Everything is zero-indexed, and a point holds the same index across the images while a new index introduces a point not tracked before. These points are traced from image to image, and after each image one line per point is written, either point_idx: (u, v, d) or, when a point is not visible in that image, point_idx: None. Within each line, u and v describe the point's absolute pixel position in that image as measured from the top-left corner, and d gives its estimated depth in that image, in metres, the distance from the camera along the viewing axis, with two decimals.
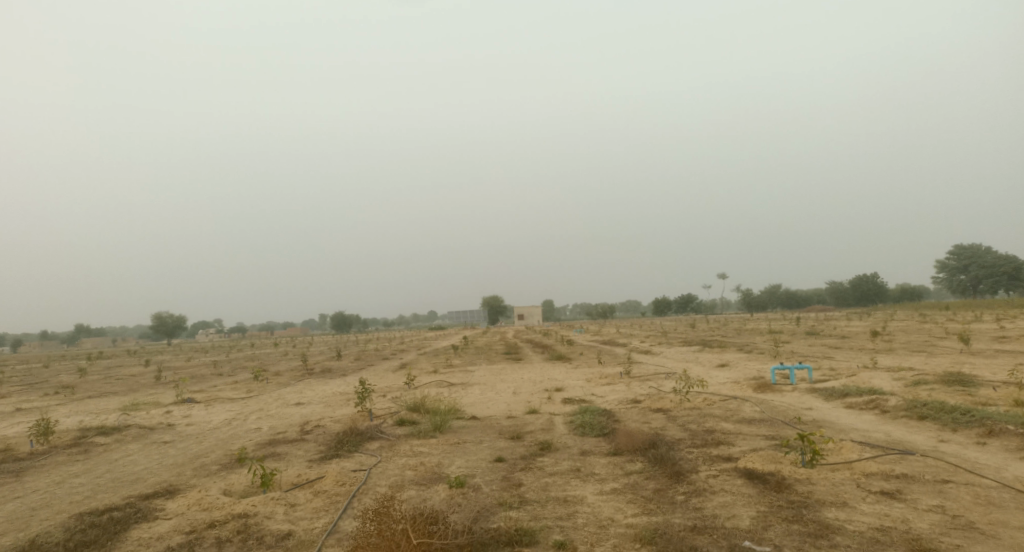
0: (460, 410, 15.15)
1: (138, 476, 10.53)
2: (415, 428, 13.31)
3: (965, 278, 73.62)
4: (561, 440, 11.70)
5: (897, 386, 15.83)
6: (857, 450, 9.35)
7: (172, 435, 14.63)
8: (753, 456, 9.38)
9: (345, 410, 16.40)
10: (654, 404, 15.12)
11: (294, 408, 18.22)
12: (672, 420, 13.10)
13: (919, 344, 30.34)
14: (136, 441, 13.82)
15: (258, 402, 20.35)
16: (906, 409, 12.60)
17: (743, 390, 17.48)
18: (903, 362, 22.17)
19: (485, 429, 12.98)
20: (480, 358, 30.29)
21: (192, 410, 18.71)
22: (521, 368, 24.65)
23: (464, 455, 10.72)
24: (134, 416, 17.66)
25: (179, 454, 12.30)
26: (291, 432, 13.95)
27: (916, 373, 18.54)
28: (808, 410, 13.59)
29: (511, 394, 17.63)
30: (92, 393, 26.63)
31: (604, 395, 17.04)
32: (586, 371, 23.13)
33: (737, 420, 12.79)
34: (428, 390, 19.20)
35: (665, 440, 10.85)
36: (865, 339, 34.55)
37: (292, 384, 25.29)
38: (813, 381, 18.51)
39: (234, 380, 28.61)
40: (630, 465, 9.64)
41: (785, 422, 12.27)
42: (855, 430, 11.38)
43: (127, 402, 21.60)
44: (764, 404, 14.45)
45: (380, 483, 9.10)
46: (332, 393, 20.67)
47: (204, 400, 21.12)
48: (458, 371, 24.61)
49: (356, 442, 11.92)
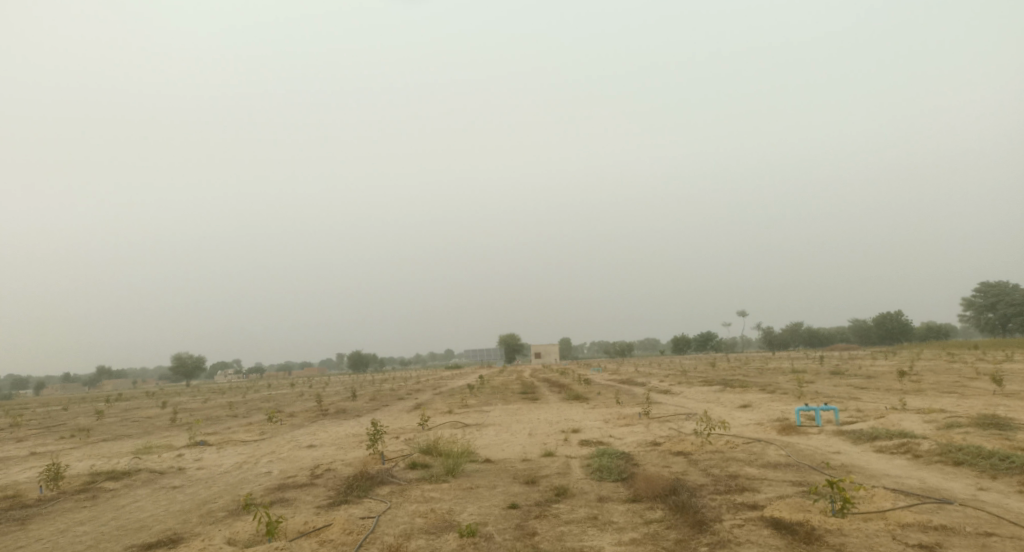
0: (475, 452, 14.76)
1: (143, 523, 10.28)
2: (428, 471, 12.94)
3: (993, 316, 71.82)
4: (578, 484, 11.28)
5: (930, 429, 15.18)
6: (891, 498, 8.86)
7: (182, 479, 14.41)
8: (779, 503, 8.92)
9: (358, 453, 16.08)
10: (675, 446, 14.62)
11: (307, 450, 17.92)
12: (694, 464, 12.61)
13: (950, 384, 29.37)
14: (145, 485, 13.61)
15: (271, 444, 20.11)
16: (940, 454, 12.02)
17: (767, 432, 16.89)
18: (934, 404, 21.36)
19: (499, 473, 12.58)
20: (496, 397, 29.87)
21: (204, 453, 18.50)
22: (538, 409, 24.19)
23: (477, 501, 10.34)
24: (146, 460, 17.47)
25: (187, 499, 12.04)
26: (301, 476, 13.65)
27: (949, 415, 17.80)
28: (836, 455, 13.03)
29: (527, 436, 17.21)
30: (107, 436, 26.51)
31: (622, 437, 16.55)
32: (604, 411, 22.61)
33: (762, 464, 12.29)
34: (443, 432, 18.82)
35: (687, 486, 10.39)
36: (892, 379, 33.53)
37: (306, 426, 25.01)
38: (839, 423, 17.86)
39: (249, 422, 28.44)
40: (650, 512, 9.21)
41: (812, 467, 11.75)
42: (887, 476, 10.84)
43: (141, 445, 21.47)
44: (790, 448, 13.90)
45: (388, 532, 8.74)
46: (346, 435, 20.36)
47: (217, 442, 20.92)
48: (473, 412, 24.19)
49: (366, 487, 11.58)
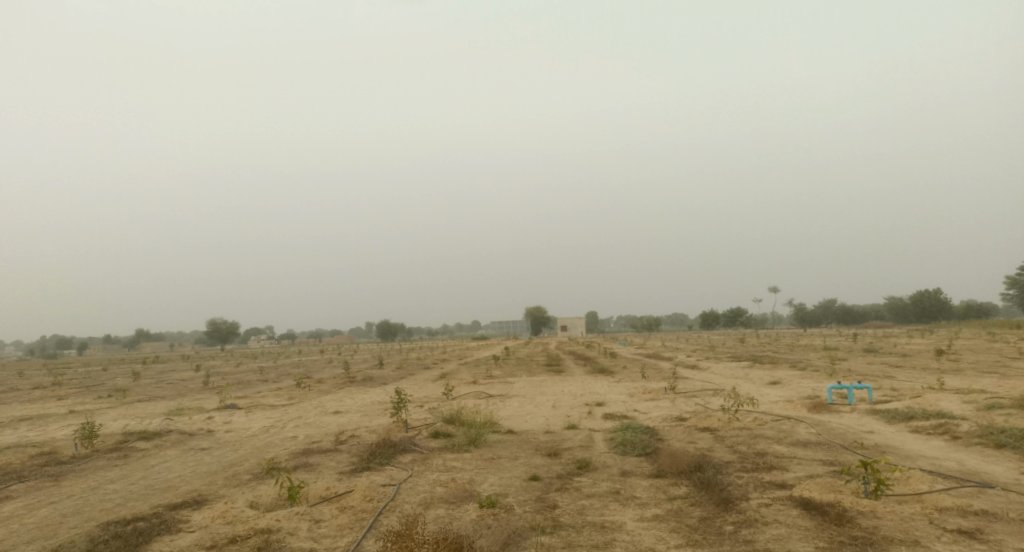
0: (498, 423, 14.71)
1: (170, 484, 10.44)
2: (450, 441, 12.93)
3: None
4: (601, 458, 11.12)
5: (969, 411, 14.66)
6: (928, 481, 8.50)
7: (210, 441, 14.66)
8: (809, 483, 8.64)
9: (382, 420, 16.16)
10: (701, 422, 14.37)
11: (332, 416, 18.10)
12: (720, 440, 12.35)
13: (990, 365, 28.46)
14: (175, 446, 13.88)
15: (298, 409, 20.40)
16: (980, 436, 11.58)
17: (797, 410, 16.51)
18: (974, 384, 20.70)
19: (521, 445, 12.49)
20: (521, 368, 29.84)
21: (232, 416, 18.85)
22: (563, 381, 24.07)
23: (499, 472, 10.24)
24: (177, 422, 17.83)
25: (214, 462, 12.22)
26: (325, 442, 13.76)
27: (989, 396, 17.19)
28: (869, 435, 12.65)
29: (551, 408, 17.10)
30: (142, 397, 27.21)
31: (647, 411, 16.34)
32: (629, 385, 22.39)
33: (791, 443, 11.97)
34: (466, 401, 18.82)
35: (712, 462, 10.15)
36: (927, 359, 32.67)
37: (333, 392, 25.32)
38: (873, 402, 17.37)
39: (278, 387, 28.92)
40: (674, 488, 9.01)
41: (845, 447, 11.41)
42: (923, 458, 10.46)
43: (173, 406, 21.97)
44: (821, 426, 13.55)
45: (408, 500, 8.71)
46: (371, 402, 20.51)
47: (247, 406, 21.30)
48: (498, 382, 24.20)
49: (388, 454, 11.61)
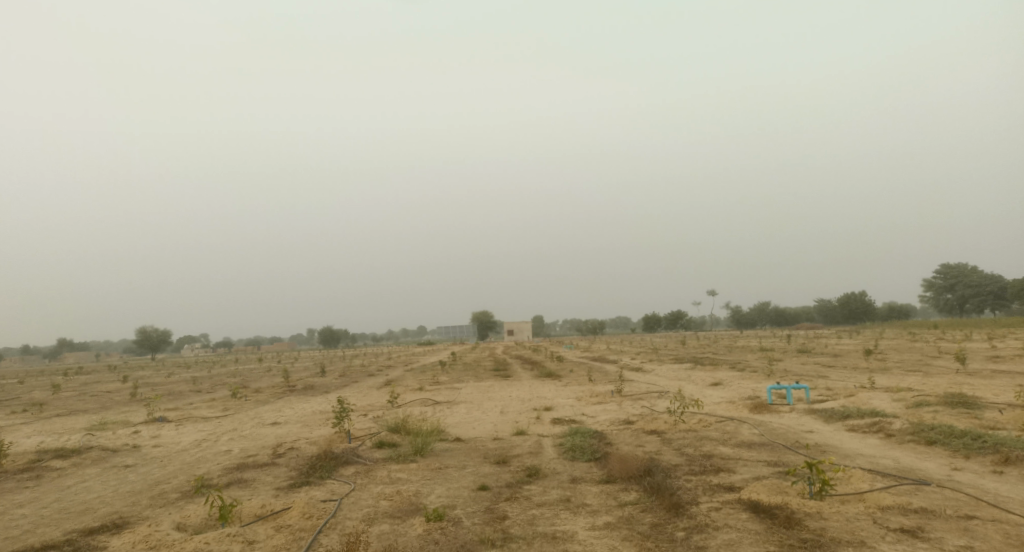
0: (444, 431, 14.36)
1: (88, 506, 9.67)
2: (395, 451, 12.51)
3: (952, 298, 73.95)
4: (550, 465, 10.95)
5: (900, 408, 15.22)
6: (869, 480, 8.67)
7: (135, 458, 13.75)
8: (756, 485, 8.68)
9: (323, 431, 15.55)
10: (648, 425, 14.40)
11: (270, 428, 17.34)
12: (668, 443, 12.39)
13: (913, 363, 29.89)
14: (96, 464, 12.95)
15: (233, 421, 19.48)
16: (913, 433, 11.98)
17: (739, 410, 16.80)
18: (902, 382, 21.60)
19: (469, 453, 12.19)
20: (468, 374, 29.49)
21: (161, 430, 17.81)
22: (509, 386, 23.86)
23: (446, 482, 9.92)
24: (99, 437, 16.71)
25: (139, 480, 11.43)
26: (262, 456, 13.09)
27: (916, 393, 17.93)
28: (809, 434, 12.93)
29: (498, 414, 16.85)
30: (61, 412, 25.44)
31: (595, 415, 16.31)
32: (576, 389, 22.37)
33: (737, 444, 12.10)
34: (412, 409, 18.36)
35: (661, 466, 10.11)
36: (857, 358, 34.08)
37: (271, 402, 24.34)
38: (811, 401, 17.85)
39: (212, 397, 27.66)
40: (624, 494, 8.90)
41: (787, 447, 11.60)
42: (862, 456, 10.71)
43: (96, 421, 20.64)
44: (764, 427, 13.78)
45: (350, 516, 8.29)
46: (311, 412, 19.76)
47: (177, 419, 20.20)
48: (444, 389, 23.79)
49: (330, 467, 11.11)
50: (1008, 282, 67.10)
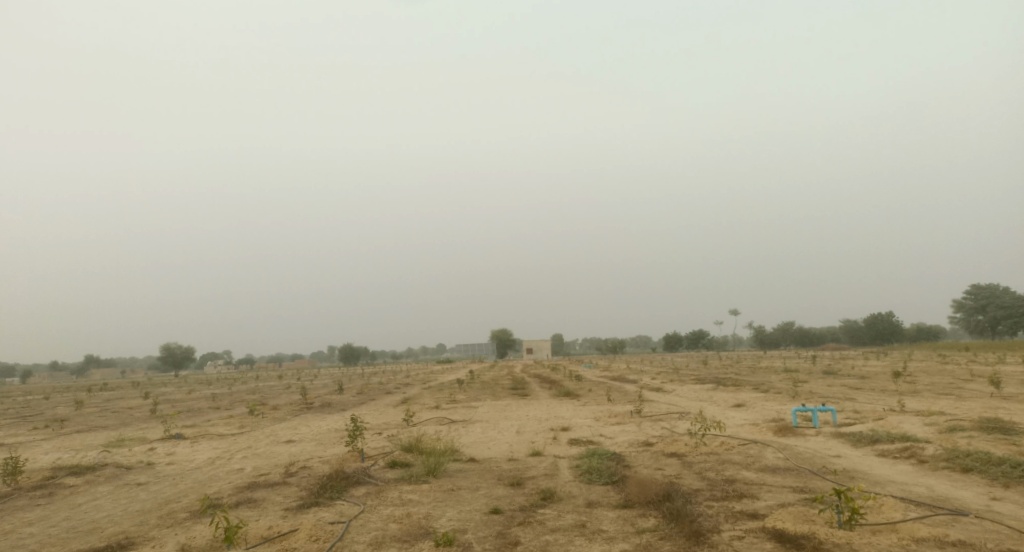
0: (459, 451, 14.09)
1: (96, 525, 9.52)
2: (408, 471, 12.26)
3: (982, 319, 72.03)
4: (565, 487, 10.62)
5: (932, 433, 14.61)
6: (901, 509, 8.22)
7: (148, 475, 13.66)
8: (781, 513, 8.28)
9: (337, 450, 15.37)
10: (668, 447, 14.00)
11: (285, 446, 17.19)
12: (688, 466, 11.99)
13: (945, 386, 28.98)
14: (108, 482, 12.87)
15: (248, 438, 19.41)
16: (946, 460, 11.45)
17: (763, 433, 16.30)
18: (933, 406, 20.85)
19: (483, 474, 11.88)
20: (486, 393, 29.20)
21: (176, 447, 17.76)
22: (527, 406, 23.51)
23: (458, 505, 9.63)
24: (116, 454, 16.69)
25: (149, 498, 11.30)
26: (274, 475, 12.92)
27: (949, 418, 17.24)
28: (836, 459, 12.44)
29: (514, 434, 16.54)
30: (82, 428, 25.60)
31: (613, 436, 15.92)
32: (595, 409, 21.96)
33: (760, 468, 11.66)
34: (427, 428, 18.10)
35: (681, 491, 9.74)
36: (885, 380, 33.15)
37: (288, 420, 24.26)
38: (838, 425, 17.25)
39: (230, 414, 27.67)
40: (642, 520, 8.56)
41: (814, 472, 11.13)
42: (893, 484, 10.23)
43: (114, 437, 20.68)
44: (788, 450, 13.31)
45: (358, 540, 8.04)
46: (327, 430, 19.60)
47: (193, 436, 20.16)
48: (460, 407, 23.53)
49: (341, 487, 10.90)
50: None
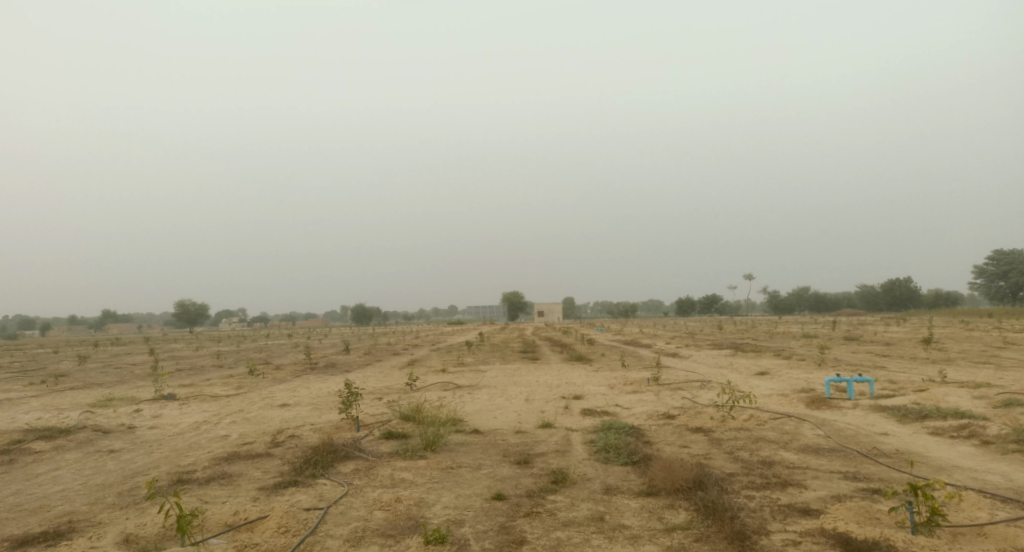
0: (461, 421, 12.82)
1: (43, 503, 8.35)
2: (403, 444, 11.01)
3: (1004, 285, 69.65)
4: (580, 468, 9.34)
5: (986, 408, 13.14)
6: (988, 508, 6.85)
7: (124, 441, 12.53)
8: (840, 510, 6.95)
9: (331, 417, 14.18)
10: (692, 421, 12.64)
11: (278, 411, 16.00)
12: (718, 445, 10.65)
13: (977, 355, 27.38)
14: (78, 449, 11.73)
15: (241, 401, 18.27)
16: (1017, 442, 10.02)
17: (793, 405, 14.89)
18: (975, 377, 19.21)
19: (486, 450, 10.59)
20: (495, 355, 28.05)
21: (164, 409, 16.67)
22: (537, 370, 22.23)
23: (456, 488, 8.35)
24: (98, 416, 15.60)
25: (115, 470, 10.13)
26: (258, 445, 11.74)
27: (999, 391, 15.69)
28: (886, 437, 11.04)
29: (523, 402, 15.25)
30: (76, 385, 24.63)
31: (630, 406, 14.56)
32: (609, 375, 20.64)
33: (801, 448, 10.28)
34: (429, 394, 16.83)
35: (714, 477, 8.37)
36: (911, 348, 31.51)
37: (288, 381, 23.18)
38: (876, 396, 15.77)
39: (230, 374, 26.61)
40: (671, 513, 7.26)
41: (864, 455, 9.72)
42: (961, 470, 8.81)
43: (103, 397, 19.59)
44: (828, 427, 11.92)
45: (334, 535, 6.85)
46: (325, 394, 18.42)
47: (185, 397, 19.05)
48: (468, 371, 22.32)
49: (326, 463, 9.67)
50: None
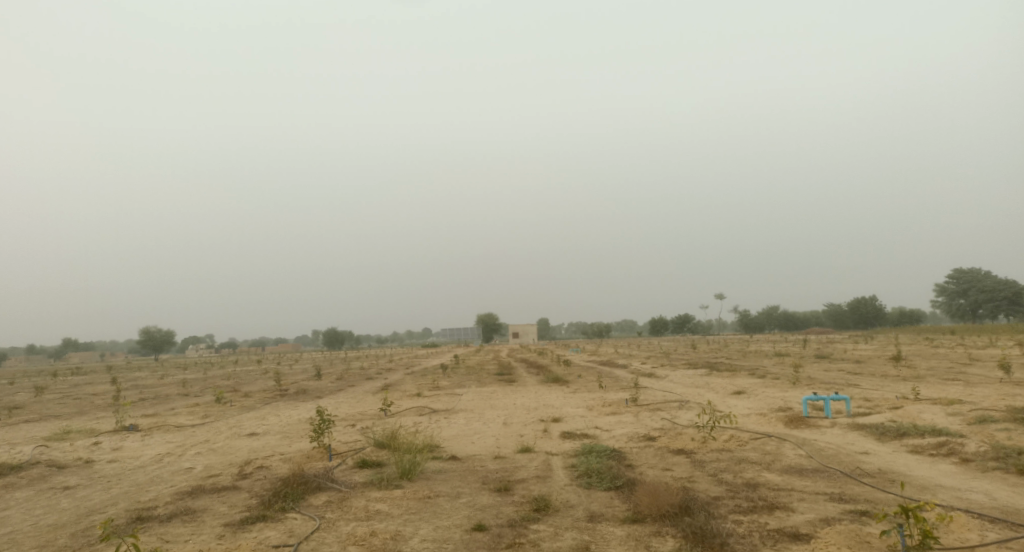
0: (438, 447, 12.45)
1: None
2: (378, 473, 10.59)
3: (964, 303, 71.50)
4: (563, 494, 9.06)
5: (962, 425, 13.20)
6: (978, 528, 6.75)
7: (81, 476, 11.88)
8: (831, 534, 6.77)
9: (302, 445, 13.66)
10: (674, 443, 12.45)
11: (246, 440, 15.40)
12: (701, 467, 10.46)
13: (945, 371, 27.82)
14: (30, 486, 11.05)
15: (208, 431, 17.56)
16: (997, 459, 10.02)
17: (772, 425, 14.81)
18: (947, 393, 19.44)
19: (465, 477, 10.25)
20: (471, 378, 27.63)
21: (125, 441, 15.92)
22: (514, 393, 21.89)
23: (433, 519, 7.99)
24: (53, 450, 14.80)
25: (69, 508, 9.54)
26: (225, 477, 11.21)
27: (972, 407, 15.85)
28: (867, 456, 10.96)
29: (501, 426, 14.91)
30: (31, 417, 23.51)
31: (610, 428, 14.32)
32: (587, 397, 20.42)
33: (785, 469, 10.15)
34: (404, 420, 16.38)
35: (701, 501, 8.15)
36: (881, 365, 31.90)
37: (257, 409, 22.44)
38: (852, 414, 15.80)
39: (196, 402, 25.69)
40: (658, 541, 7.01)
41: (849, 475, 9.60)
42: (946, 489, 8.73)
43: (60, 429, 18.67)
44: (809, 446, 11.81)
45: None
46: (296, 421, 17.83)
47: (148, 427, 18.31)
48: (444, 395, 21.88)
49: (297, 495, 9.23)
50: None
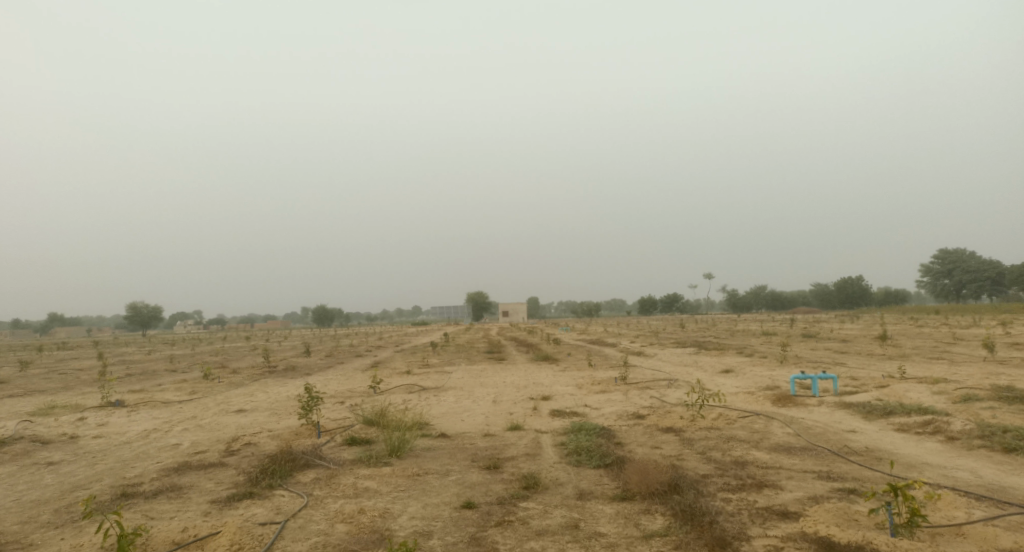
0: (427, 425, 12.41)
1: None
2: (367, 450, 10.53)
3: (949, 283, 72.20)
4: (552, 471, 9.05)
5: (947, 404, 13.31)
6: (964, 507, 6.80)
7: (65, 452, 11.75)
8: (820, 514, 6.78)
9: (290, 422, 13.57)
10: (663, 421, 12.47)
11: (233, 417, 15.28)
12: (690, 445, 10.48)
13: (929, 350, 28.10)
14: (13, 462, 10.92)
15: (195, 407, 17.41)
16: (982, 438, 10.09)
17: (761, 403, 14.87)
18: (931, 373, 19.63)
19: (454, 454, 10.22)
20: (460, 356, 27.60)
21: (111, 417, 15.76)
22: (504, 371, 21.87)
23: (422, 497, 7.95)
24: (37, 425, 14.62)
25: (53, 484, 9.42)
26: (212, 453, 11.12)
27: (956, 386, 16.00)
28: (854, 435, 11.02)
29: (490, 404, 14.88)
30: (15, 392, 23.25)
31: (599, 406, 14.33)
32: (576, 375, 20.43)
33: (774, 447, 10.18)
34: (394, 397, 16.32)
35: (690, 479, 8.15)
36: (867, 344, 32.18)
37: (245, 385, 22.29)
38: (839, 393, 15.89)
39: (183, 379, 25.50)
40: (648, 519, 7.01)
41: (836, 454, 9.65)
42: (932, 467, 8.78)
43: (45, 405, 18.47)
44: (797, 425, 11.86)
45: None
46: (284, 398, 17.72)
47: (134, 403, 18.14)
48: (433, 373, 21.82)
49: (284, 472, 9.16)
50: (1006, 269, 65.40)
